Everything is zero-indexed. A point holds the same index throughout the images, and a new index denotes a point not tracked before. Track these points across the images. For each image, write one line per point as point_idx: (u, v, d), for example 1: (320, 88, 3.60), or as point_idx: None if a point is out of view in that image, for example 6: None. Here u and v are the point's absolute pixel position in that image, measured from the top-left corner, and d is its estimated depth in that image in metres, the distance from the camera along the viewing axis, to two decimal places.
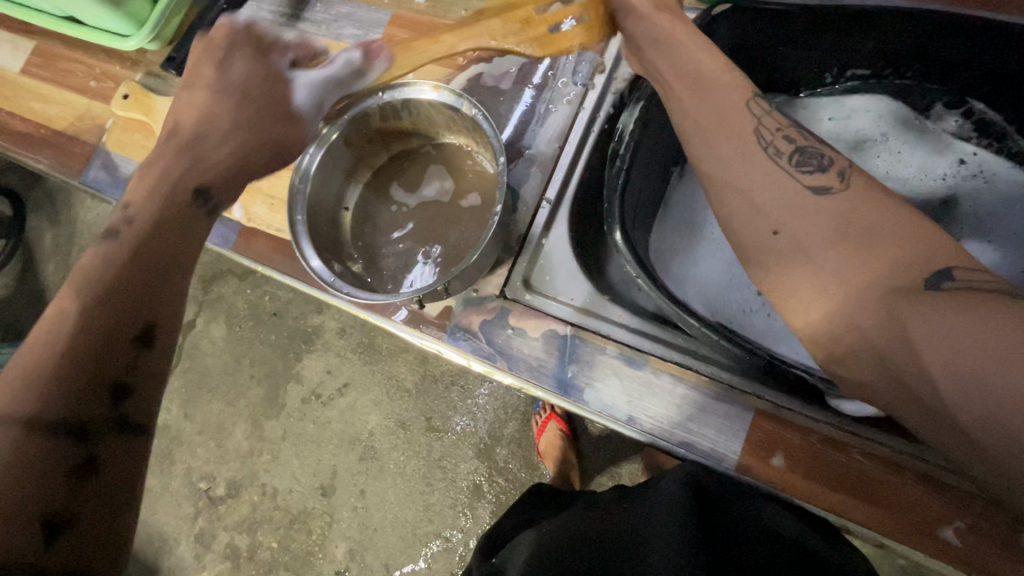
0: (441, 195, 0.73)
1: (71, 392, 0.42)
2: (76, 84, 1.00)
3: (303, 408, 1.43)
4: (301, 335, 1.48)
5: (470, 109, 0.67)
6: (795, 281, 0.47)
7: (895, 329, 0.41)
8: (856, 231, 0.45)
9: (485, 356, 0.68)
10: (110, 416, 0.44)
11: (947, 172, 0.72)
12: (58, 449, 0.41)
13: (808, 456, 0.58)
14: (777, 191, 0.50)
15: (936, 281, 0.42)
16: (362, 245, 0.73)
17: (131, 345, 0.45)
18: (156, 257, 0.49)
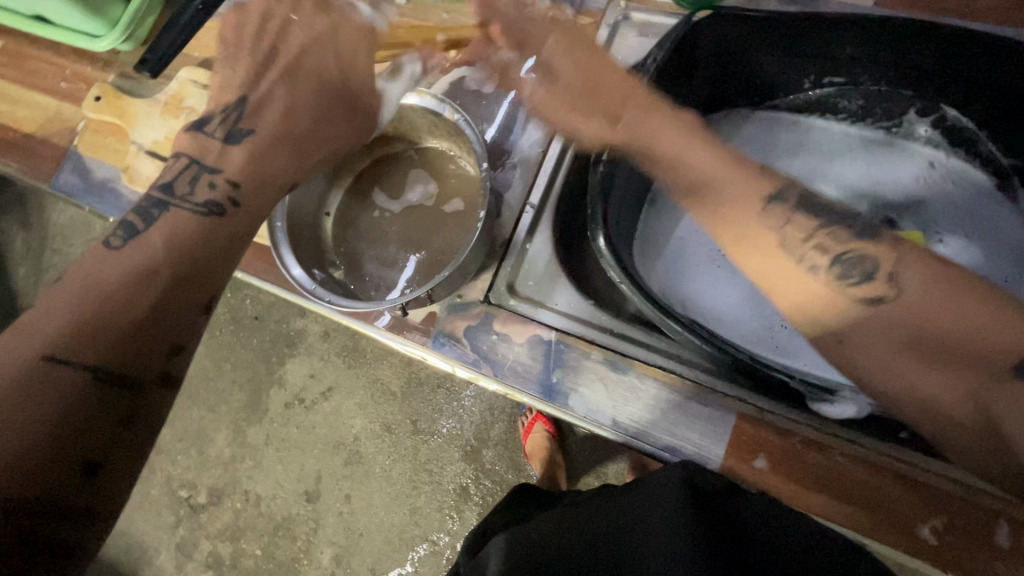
0: (425, 199, 0.73)
1: (122, 346, 0.44)
2: (46, 85, 0.97)
3: (287, 413, 1.41)
4: (284, 340, 1.46)
5: (453, 113, 0.66)
6: (883, 382, 0.50)
7: (980, 413, 0.47)
8: (924, 318, 0.49)
9: (469, 362, 0.67)
10: (162, 367, 0.46)
11: (911, 182, 0.76)
12: (111, 397, 0.43)
13: (790, 459, 0.59)
14: (838, 301, 0.52)
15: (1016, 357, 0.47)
16: (343, 250, 0.72)
17: (195, 310, 0.49)
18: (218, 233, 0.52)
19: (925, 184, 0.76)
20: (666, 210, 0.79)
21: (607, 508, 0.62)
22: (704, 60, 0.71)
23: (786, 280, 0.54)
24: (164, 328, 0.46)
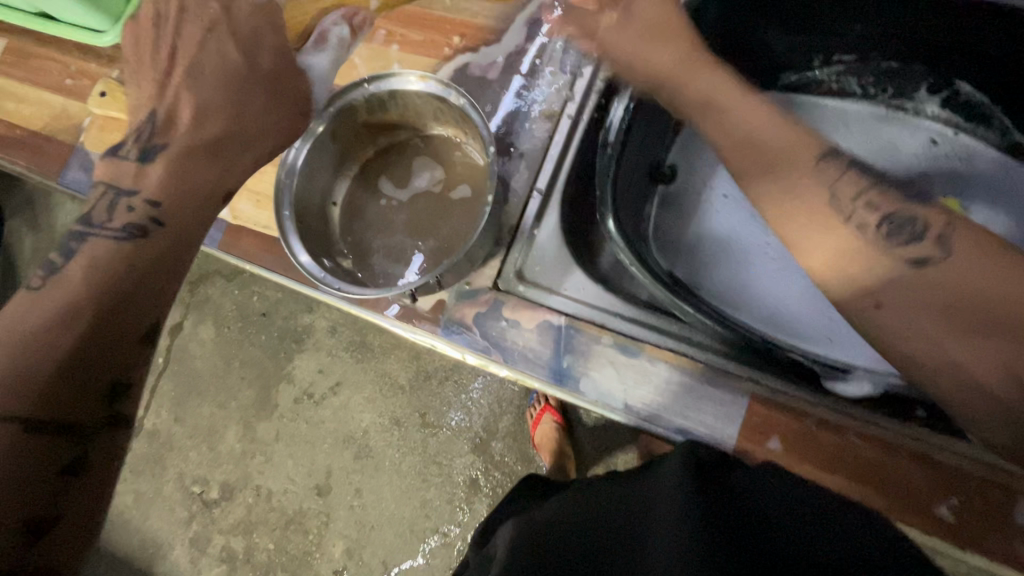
0: (431, 186, 0.72)
1: (52, 396, 0.43)
2: (52, 82, 0.97)
3: (296, 408, 1.42)
4: (292, 335, 1.46)
5: (456, 98, 0.66)
6: (909, 342, 0.46)
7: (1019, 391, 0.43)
8: (962, 283, 0.45)
9: (479, 348, 0.67)
10: (105, 415, 0.46)
11: (928, 161, 0.76)
12: (41, 450, 0.43)
13: (804, 439, 0.58)
14: (871, 258, 0.49)
15: None
16: (351, 240, 0.72)
17: (138, 346, 0.48)
18: (168, 260, 0.51)
19: (941, 162, 0.76)
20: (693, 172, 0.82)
21: (612, 501, 0.60)
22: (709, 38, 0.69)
23: (814, 235, 0.51)
24: (97, 373, 0.46)
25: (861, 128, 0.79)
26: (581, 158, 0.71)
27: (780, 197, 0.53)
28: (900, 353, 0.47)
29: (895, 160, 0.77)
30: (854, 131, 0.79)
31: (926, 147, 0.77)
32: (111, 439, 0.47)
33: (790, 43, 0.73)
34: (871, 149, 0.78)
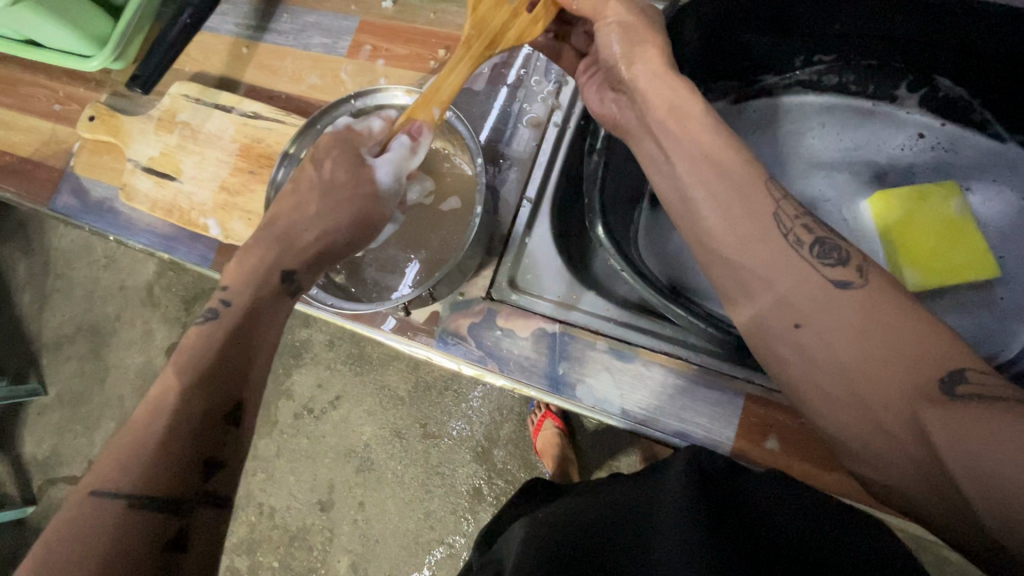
0: (422, 197, 0.73)
1: (166, 474, 0.43)
2: (40, 108, 0.98)
3: (296, 424, 1.41)
4: (289, 351, 1.46)
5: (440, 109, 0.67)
6: (817, 363, 0.46)
7: (907, 421, 0.42)
8: (861, 320, 0.45)
9: (474, 359, 0.67)
10: (201, 489, 0.45)
11: (918, 156, 0.77)
12: (150, 528, 0.41)
13: (802, 438, 0.58)
14: (789, 279, 0.49)
15: (953, 381, 0.41)
16: (343, 254, 0.72)
17: (224, 422, 0.47)
18: (243, 338, 0.51)
19: (931, 155, 0.76)
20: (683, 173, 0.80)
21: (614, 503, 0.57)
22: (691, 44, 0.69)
23: (742, 260, 0.51)
24: (199, 446, 0.45)
25: (845, 136, 0.79)
26: (570, 166, 0.72)
27: (726, 216, 0.52)
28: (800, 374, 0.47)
29: (886, 162, 0.78)
30: (840, 139, 0.79)
31: (915, 142, 0.77)
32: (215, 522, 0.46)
33: (770, 42, 0.73)
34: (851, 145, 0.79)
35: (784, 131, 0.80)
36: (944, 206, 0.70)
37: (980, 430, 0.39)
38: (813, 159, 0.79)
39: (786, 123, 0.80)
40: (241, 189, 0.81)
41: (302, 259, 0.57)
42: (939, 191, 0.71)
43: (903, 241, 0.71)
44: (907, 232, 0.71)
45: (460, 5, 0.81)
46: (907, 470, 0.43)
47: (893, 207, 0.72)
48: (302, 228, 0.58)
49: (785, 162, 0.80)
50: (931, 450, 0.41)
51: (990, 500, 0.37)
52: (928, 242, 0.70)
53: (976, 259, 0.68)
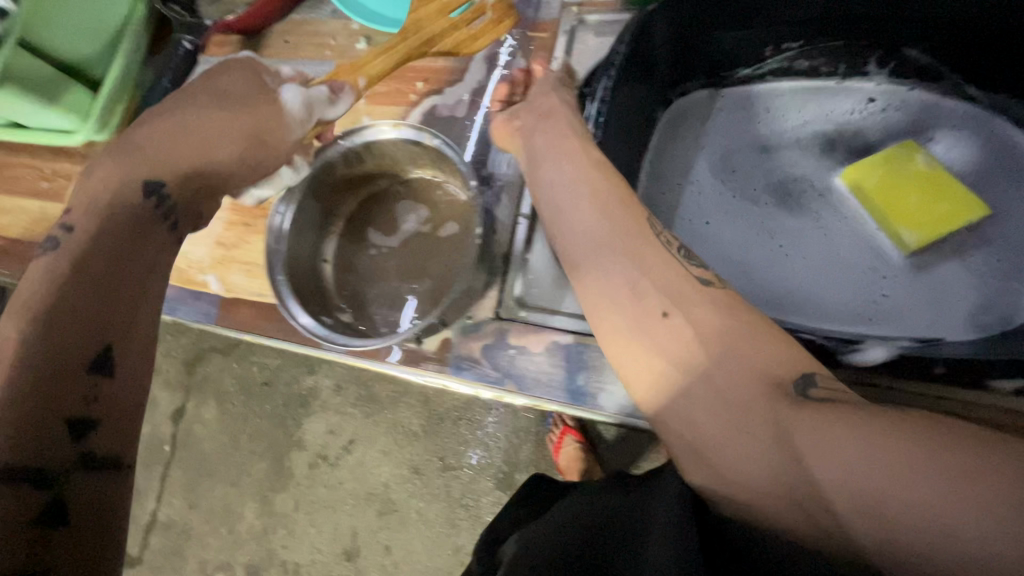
0: (420, 226, 0.73)
1: (25, 439, 0.38)
2: (27, 188, 0.98)
3: (312, 474, 1.38)
4: (294, 402, 1.42)
5: (431, 138, 0.66)
6: (678, 398, 0.42)
7: (782, 439, 0.36)
8: (729, 361, 0.41)
9: (492, 381, 0.67)
10: (75, 451, 0.40)
11: (878, 120, 0.76)
12: (14, 499, 0.36)
13: None
14: (643, 300, 0.46)
15: (805, 385, 0.38)
16: (348, 294, 0.72)
17: (89, 374, 0.42)
18: (108, 277, 0.46)
19: (887, 117, 0.76)
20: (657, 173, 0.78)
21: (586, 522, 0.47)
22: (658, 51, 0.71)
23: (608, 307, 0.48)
24: (60, 406, 0.40)
25: (800, 117, 0.78)
26: None
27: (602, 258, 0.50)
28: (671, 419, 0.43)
29: (847, 134, 0.76)
30: (795, 122, 0.78)
31: (868, 108, 0.77)
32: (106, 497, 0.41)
33: (737, 37, 0.75)
34: (818, 121, 0.77)
35: (738, 125, 0.79)
36: (912, 164, 0.71)
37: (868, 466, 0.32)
38: (775, 148, 0.77)
39: (736, 118, 0.79)
40: (237, 242, 0.81)
41: (177, 176, 0.54)
42: (901, 151, 0.71)
43: (887, 206, 0.69)
44: (889, 196, 0.69)
45: None
46: (790, 516, 0.36)
47: (869, 174, 0.71)
48: (179, 151, 0.54)
49: (744, 155, 0.78)
50: (802, 466, 0.34)
51: (864, 515, 0.31)
52: (911, 200, 0.69)
53: (961, 205, 0.68)
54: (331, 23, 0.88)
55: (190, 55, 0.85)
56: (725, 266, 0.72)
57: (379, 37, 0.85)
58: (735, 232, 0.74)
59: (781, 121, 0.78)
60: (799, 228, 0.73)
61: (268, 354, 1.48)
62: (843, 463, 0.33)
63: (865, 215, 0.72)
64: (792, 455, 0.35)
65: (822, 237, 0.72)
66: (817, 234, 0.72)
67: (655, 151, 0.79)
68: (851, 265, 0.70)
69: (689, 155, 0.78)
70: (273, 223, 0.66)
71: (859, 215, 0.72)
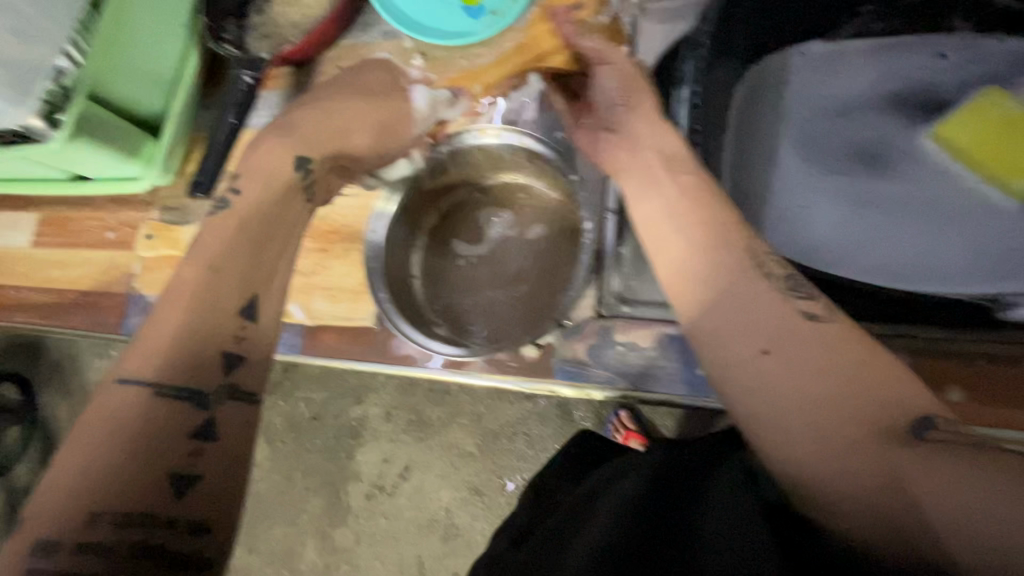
0: (507, 231, 0.72)
1: (186, 365, 0.47)
2: (93, 240, 0.99)
3: (371, 506, 1.23)
4: (346, 432, 1.24)
5: (527, 141, 0.67)
6: (765, 399, 0.44)
7: (887, 473, 0.40)
8: (841, 410, 0.41)
9: (604, 381, 0.65)
10: (224, 382, 0.49)
11: (956, 75, 0.68)
12: (181, 413, 0.46)
13: (983, 380, 0.55)
14: (759, 320, 0.46)
15: (920, 427, 0.40)
16: (441, 307, 0.71)
17: (239, 318, 0.51)
18: (256, 228, 0.54)
19: (966, 68, 0.68)
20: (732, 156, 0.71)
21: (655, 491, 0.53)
22: (736, 40, 0.67)
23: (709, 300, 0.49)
24: (215, 342, 0.49)
25: (865, 81, 0.71)
26: None
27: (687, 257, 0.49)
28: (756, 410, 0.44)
29: (924, 90, 0.69)
30: (862, 86, 0.71)
31: (943, 60, 0.69)
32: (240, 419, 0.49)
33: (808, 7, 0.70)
34: (888, 84, 0.70)
35: (800, 98, 0.72)
36: (999, 114, 0.66)
37: (948, 475, 0.38)
38: (847, 116, 0.71)
39: (794, 91, 0.72)
40: (315, 268, 0.80)
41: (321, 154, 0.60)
42: (986, 104, 0.67)
43: (986, 159, 0.66)
44: (987, 150, 0.67)
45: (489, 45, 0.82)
46: (862, 513, 0.40)
47: (961, 130, 0.68)
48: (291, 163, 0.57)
49: (815, 128, 0.71)
50: (904, 491, 0.39)
51: (964, 541, 0.36)
52: (1009, 147, 0.66)
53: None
54: (384, 44, 0.89)
55: (252, 90, 0.84)
56: (828, 254, 0.66)
57: None
58: (823, 213, 0.68)
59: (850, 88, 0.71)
60: (890, 197, 0.67)
61: (312, 384, 1.27)
62: (944, 493, 0.38)
63: (962, 168, 0.67)
64: (897, 486, 0.39)
65: (920, 203, 0.67)
66: (910, 200, 0.67)
67: (737, 129, 0.73)
68: (960, 227, 0.65)
69: (749, 140, 0.72)
70: (371, 236, 0.69)
71: (949, 175, 0.67)
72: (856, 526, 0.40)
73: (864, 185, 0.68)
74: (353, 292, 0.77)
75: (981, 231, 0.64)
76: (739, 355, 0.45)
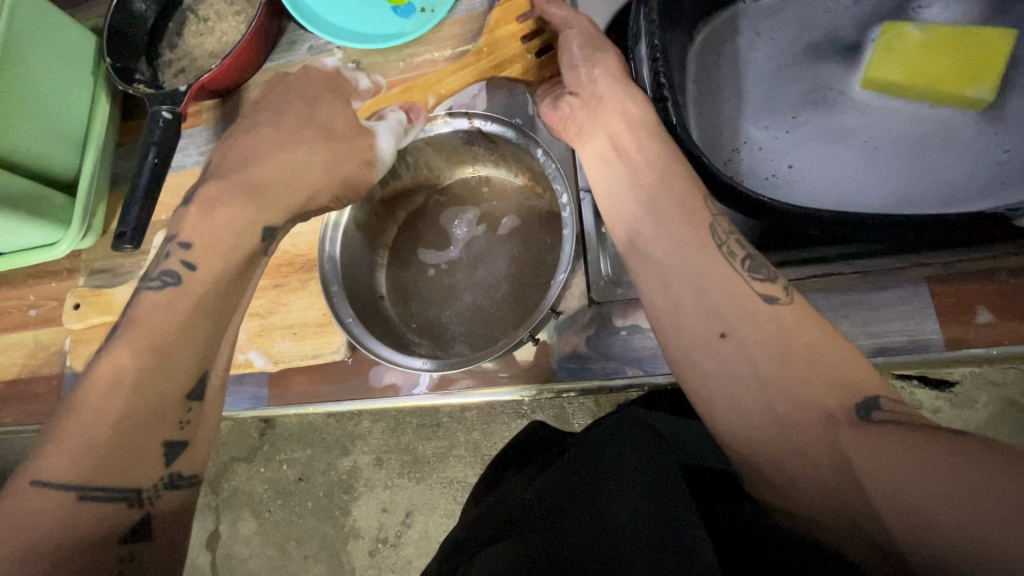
0: (474, 228, 0.66)
1: (120, 454, 0.39)
2: (16, 321, 0.87)
3: (376, 563, 1.12)
4: (337, 487, 1.13)
5: (479, 121, 0.59)
6: (746, 401, 0.39)
7: (841, 470, 0.34)
8: (802, 380, 0.37)
9: (611, 373, 0.59)
10: (163, 473, 0.41)
11: (855, 17, 0.67)
12: (110, 516, 0.38)
13: (1009, 296, 0.52)
14: (739, 302, 0.41)
15: (869, 408, 0.36)
16: (418, 325, 0.63)
17: (184, 401, 0.43)
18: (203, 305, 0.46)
19: (863, 10, 0.67)
20: (696, 114, 0.65)
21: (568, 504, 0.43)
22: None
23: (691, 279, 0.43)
24: (156, 432, 0.41)
25: (779, 36, 0.68)
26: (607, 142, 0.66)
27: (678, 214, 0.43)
28: (751, 403, 0.39)
29: (831, 35, 0.67)
30: (778, 40, 0.68)
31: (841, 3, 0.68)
32: (178, 518, 0.42)
33: None
34: (823, 20, 0.67)
35: (729, 61, 0.67)
36: (910, 40, 0.61)
37: (894, 459, 0.32)
38: (784, 70, 0.66)
39: (719, 56, 0.68)
40: (271, 308, 0.71)
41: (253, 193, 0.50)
42: (890, 34, 0.62)
43: (932, 80, 0.59)
44: (931, 72, 0.60)
45: (425, 43, 0.76)
46: (814, 498, 0.36)
47: (888, 67, 0.62)
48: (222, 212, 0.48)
49: (757, 88, 0.66)
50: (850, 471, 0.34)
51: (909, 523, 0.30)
52: (944, 64, 0.59)
53: (992, 39, 0.58)
54: (312, 60, 0.82)
55: (172, 126, 0.74)
56: (819, 197, 0.60)
57: (368, 58, 0.78)
58: (807, 169, 0.61)
59: (791, 30, 0.68)
60: (862, 139, 0.62)
61: (292, 444, 1.16)
62: (897, 476, 0.31)
63: (912, 102, 0.62)
64: (850, 474, 0.34)
65: (897, 137, 0.61)
66: (886, 137, 0.61)
67: (696, 94, 0.66)
68: (943, 152, 0.59)
69: (701, 104, 0.66)
70: (325, 249, 0.59)
71: (904, 108, 0.62)
72: (812, 509, 0.36)
73: (835, 133, 0.63)
74: (317, 326, 0.69)
75: (966, 151, 0.58)
76: (701, 343, 0.41)
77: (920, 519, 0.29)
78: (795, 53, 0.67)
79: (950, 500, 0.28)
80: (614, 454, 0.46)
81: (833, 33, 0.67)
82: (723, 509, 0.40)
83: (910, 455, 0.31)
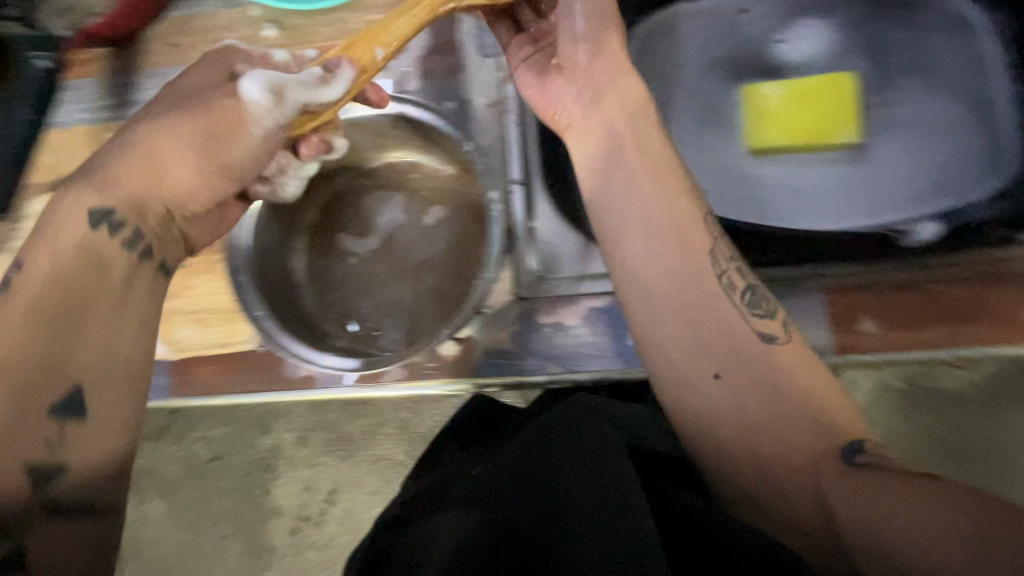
0: (401, 217, 0.63)
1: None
2: None
3: (297, 541, 1.08)
4: (257, 466, 1.08)
5: (412, 107, 0.57)
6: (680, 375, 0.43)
7: (820, 510, 0.38)
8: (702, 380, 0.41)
9: (533, 369, 0.60)
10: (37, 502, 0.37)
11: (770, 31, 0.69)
12: None
13: (891, 307, 0.56)
14: (718, 342, 0.43)
15: (851, 451, 0.38)
16: (337, 316, 0.60)
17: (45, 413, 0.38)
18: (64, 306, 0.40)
19: (766, 26, 0.69)
20: None
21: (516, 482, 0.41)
22: None
23: None
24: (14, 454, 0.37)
25: (696, 46, 0.69)
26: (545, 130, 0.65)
27: None
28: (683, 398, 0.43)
29: (757, 45, 0.69)
30: (690, 51, 0.68)
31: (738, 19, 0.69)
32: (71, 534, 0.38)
33: None
34: (753, 27, 0.69)
35: (662, 66, 0.68)
36: (770, 102, 0.64)
37: (875, 497, 0.35)
38: (693, 83, 0.68)
39: (649, 59, 0.68)
40: (173, 290, 0.65)
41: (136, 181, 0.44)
42: (752, 96, 0.65)
43: (804, 138, 0.63)
44: (800, 129, 0.63)
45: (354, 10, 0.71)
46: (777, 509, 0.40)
47: (767, 134, 0.64)
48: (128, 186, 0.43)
49: (681, 102, 0.67)
50: (825, 507, 0.37)
51: (871, 558, 0.34)
52: (809, 117, 0.63)
53: (840, 84, 0.63)
54: (224, 13, 0.73)
55: None
56: (745, 213, 0.63)
57: (290, 18, 0.72)
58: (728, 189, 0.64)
59: (724, 35, 0.69)
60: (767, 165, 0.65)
61: (207, 422, 1.09)
62: (865, 519, 0.35)
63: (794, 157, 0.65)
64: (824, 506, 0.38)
65: (801, 176, 0.64)
66: (789, 177, 0.64)
67: None
68: (846, 179, 0.64)
69: None
70: (237, 242, 0.55)
71: (795, 161, 0.64)
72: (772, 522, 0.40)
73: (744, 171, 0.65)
74: (226, 312, 0.64)
75: (845, 193, 0.63)
76: None
77: (880, 544, 0.34)
78: (700, 72, 0.68)
79: (918, 529, 0.33)
80: (565, 425, 0.44)
81: (764, 41, 0.69)
82: (678, 496, 0.38)
83: (895, 496, 0.35)
